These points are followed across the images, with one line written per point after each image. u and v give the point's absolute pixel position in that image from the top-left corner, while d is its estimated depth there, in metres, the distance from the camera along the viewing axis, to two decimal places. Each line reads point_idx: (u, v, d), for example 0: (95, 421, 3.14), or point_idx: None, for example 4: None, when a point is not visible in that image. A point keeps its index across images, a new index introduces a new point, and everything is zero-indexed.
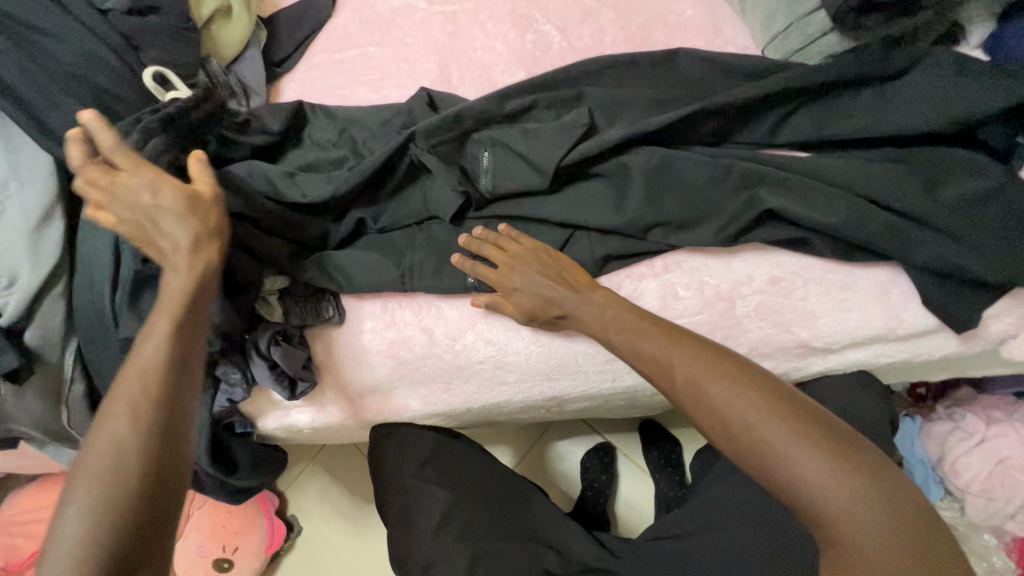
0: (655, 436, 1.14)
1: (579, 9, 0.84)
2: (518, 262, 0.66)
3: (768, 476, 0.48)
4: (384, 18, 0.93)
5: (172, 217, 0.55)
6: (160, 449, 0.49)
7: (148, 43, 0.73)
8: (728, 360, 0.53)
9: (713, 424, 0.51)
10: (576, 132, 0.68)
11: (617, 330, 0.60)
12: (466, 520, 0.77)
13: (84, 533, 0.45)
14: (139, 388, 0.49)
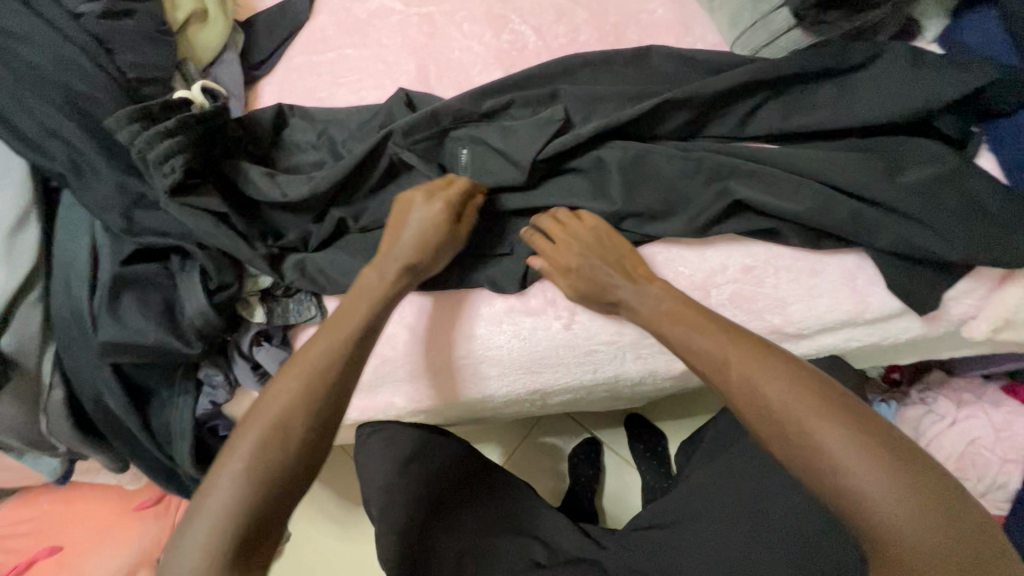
0: (641, 430, 1.16)
1: (554, 9, 0.85)
2: (578, 241, 0.65)
3: (810, 470, 0.47)
4: (362, 20, 0.93)
5: (417, 225, 0.65)
6: (311, 433, 0.52)
7: (122, 45, 0.73)
8: (792, 364, 0.51)
9: (779, 432, 0.49)
10: (552, 127, 0.69)
11: (670, 323, 0.59)
12: (452, 515, 0.78)
13: (231, 500, 0.48)
14: (318, 369, 0.55)
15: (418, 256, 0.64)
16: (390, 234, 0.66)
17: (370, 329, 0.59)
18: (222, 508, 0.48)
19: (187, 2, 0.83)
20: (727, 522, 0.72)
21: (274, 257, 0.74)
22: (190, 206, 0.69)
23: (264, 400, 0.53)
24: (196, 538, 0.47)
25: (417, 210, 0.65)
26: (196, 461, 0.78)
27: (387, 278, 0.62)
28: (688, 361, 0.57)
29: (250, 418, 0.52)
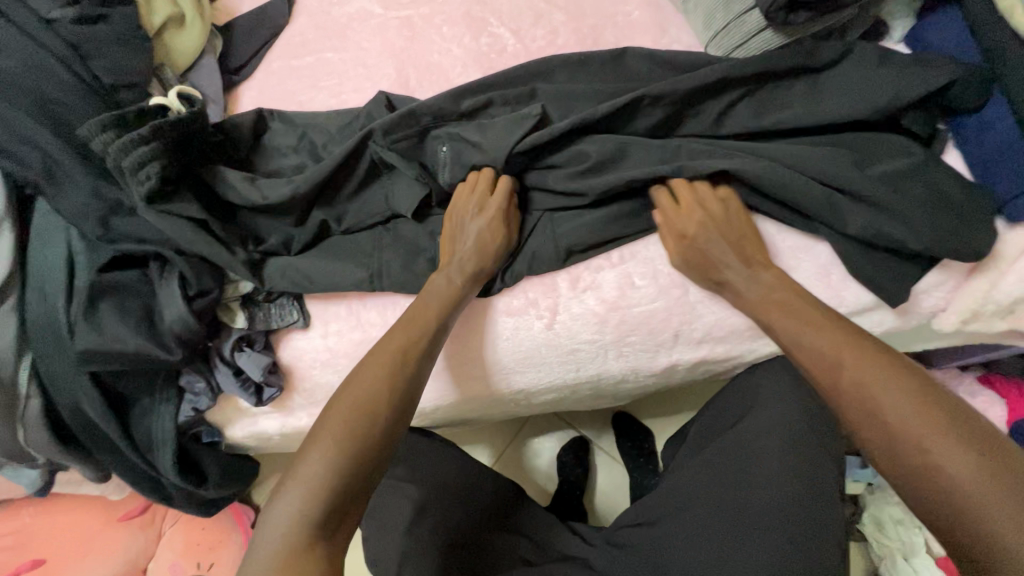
0: (628, 427, 1.16)
1: (532, 12, 0.86)
2: (702, 210, 0.64)
3: (889, 445, 0.51)
4: (341, 24, 0.93)
5: (476, 226, 0.67)
6: (394, 420, 0.58)
7: (96, 51, 0.72)
8: (899, 365, 0.54)
9: (874, 427, 0.52)
10: (527, 124, 0.70)
11: (775, 315, 0.61)
12: (439, 513, 0.77)
13: (323, 474, 0.53)
14: (403, 361, 0.61)
15: (480, 264, 0.66)
16: (449, 235, 0.69)
17: (439, 331, 0.64)
18: (308, 484, 0.52)
19: (163, 6, 0.82)
20: (708, 516, 0.71)
21: (256, 262, 0.74)
22: (168, 212, 0.69)
23: (357, 389, 0.58)
24: (289, 506, 0.51)
25: (474, 217, 0.68)
26: (180, 470, 0.77)
27: (457, 285, 0.66)
28: (792, 354, 0.60)
29: (342, 402, 0.57)
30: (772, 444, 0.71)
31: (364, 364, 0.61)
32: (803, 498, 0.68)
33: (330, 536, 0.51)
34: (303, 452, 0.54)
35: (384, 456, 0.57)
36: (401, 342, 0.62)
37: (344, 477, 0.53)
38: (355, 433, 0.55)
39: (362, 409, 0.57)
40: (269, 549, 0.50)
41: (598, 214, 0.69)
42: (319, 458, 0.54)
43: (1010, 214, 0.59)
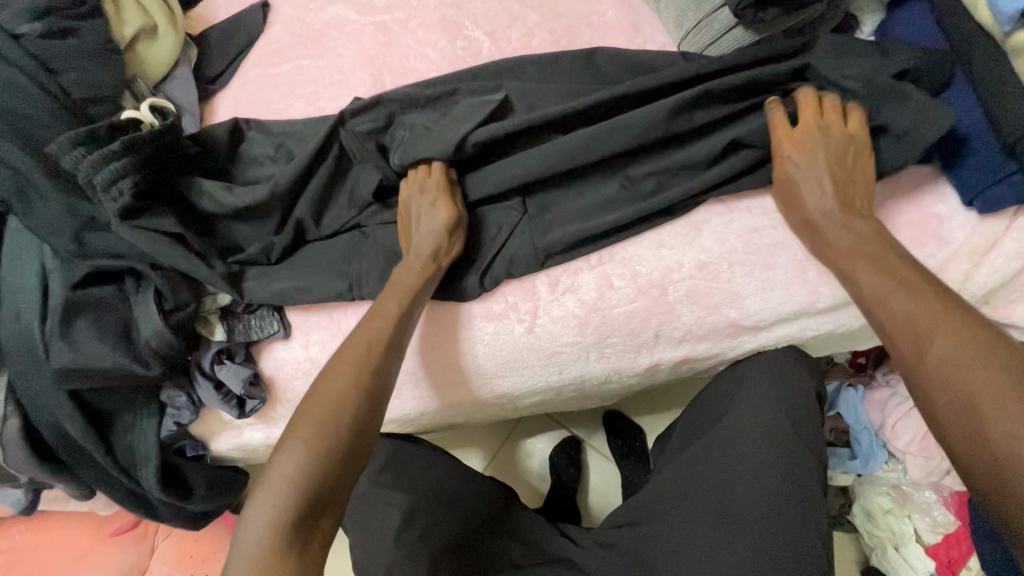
0: (618, 426, 1.16)
1: (506, 14, 0.86)
2: (812, 133, 0.61)
3: (947, 401, 0.46)
4: (316, 30, 0.93)
5: (428, 211, 0.68)
6: (366, 407, 0.58)
7: (65, 65, 0.71)
8: (1004, 348, 0.46)
9: (951, 405, 0.46)
10: (486, 108, 0.71)
11: (863, 270, 0.56)
12: (427, 520, 0.76)
13: (295, 468, 0.52)
14: (368, 348, 0.61)
15: (436, 245, 0.67)
16: (405, 228, 0.71)
17: (403, 321, 0.64)
18: (279, 484, 0.52)
19: (134, 18, 0.81)
20: (693, 516, 0.71)
21: (235, 274, 0.74)
22: (143, 227, 0.68)
23: (329, 382, 0.58)
24: (265, 502, 0.51)
25: (421, 203, 0.69)
26: (164, 485, 0.76)
27: (416, 271, 0.66)
28: (878, 319, 0.55)
29: (310, 400, 0.57)
30: (755, 441, 0.71)
31: (333, 360, 0.61)
32: (785, 493, 0.68)
33: (306, 535, 0.51)
34: (276, 451, 0.54)
35: (355, 451, 0.56)
36: (368, 335, 0.62)
37: (320, 468, 0.53)
38: (324, 429, 0.55)
39: (333, 404, 0.56)
40: (244, 552, 0.50)
41: (580, 209, 0.70)
42: (291, 457, 0.53)
43: (978, 207, 0.59)
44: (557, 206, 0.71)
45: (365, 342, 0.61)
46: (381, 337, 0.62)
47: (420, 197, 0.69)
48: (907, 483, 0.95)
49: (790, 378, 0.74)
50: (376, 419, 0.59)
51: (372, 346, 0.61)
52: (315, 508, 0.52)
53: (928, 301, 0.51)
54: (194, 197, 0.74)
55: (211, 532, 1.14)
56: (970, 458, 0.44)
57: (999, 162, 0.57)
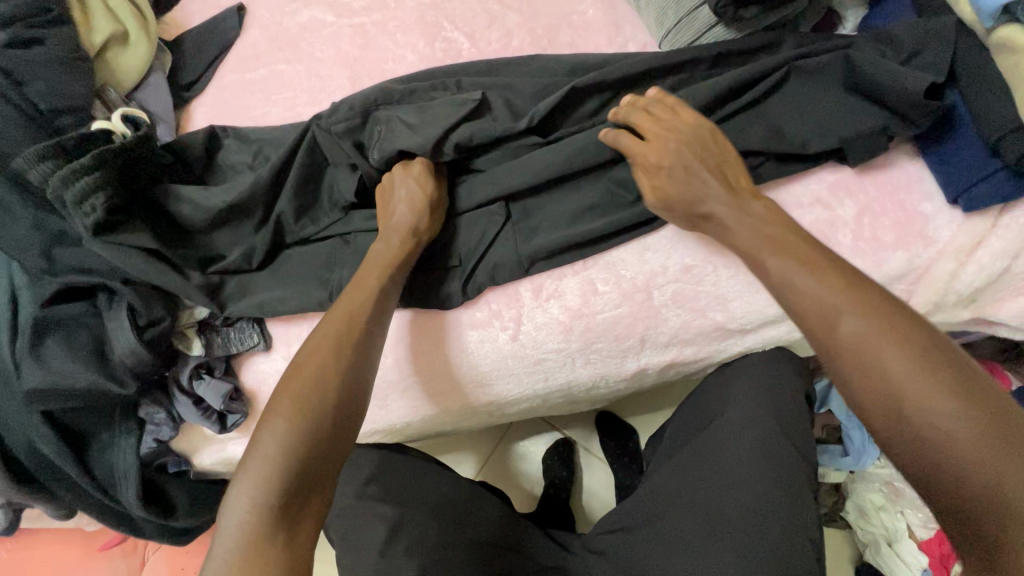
0: (611, 426, 1.15)
1: (486, 14, 0.84)
2: (651, 137, 0.61)
3: (872, 397, 0.43)
4: (293, 34, 0.91)
5: (406, 190, 0.67)
6: (351, 381, 0.56)
7: (31, 76, 0.69)
8: (906, 318, 0.45)
9: (871, 387, 0.43)
10: (464, 108, 0.68)
11: (768, 252, 0.52)
12: (413, 532, 0.75)
13: (281, 445, 0.50)
14: (350, 322, 0.59)
15: (413, 222, 0.65)
16: (382, 207, 0.69)
17: (383, 296, 0.62)
18: (262, 473, 0.49)
19: (104, 25, 0.79)
20: (683, 518, 0.71)
21: (213, 286, 0.72)
22: (116, 242, 0.66)
23: (309, 357, 0.56)
24: (249, 482, 0.49)
25: (399, 183, 0.68)
26: (145, 503, 0.75)
27: (396, 246, 0.65)
28: (781, 300, 0.50)
29: (289, 383, 0.54)
30: (745, 443, 0.70)
31: (311, 342, 0.58)
32: (774, 495, 0.67)
33: (297, 524, 0.48)
34: (254, 438, 0.51)
35: (339, 434, 0.53)
36: (348, 309, 0.60)
37: (307, 444, 0.51)
38: (309, 411, 0.52)
39: (315, 385, 0.54)
40: (225, 549, 0.47)
41: (565, 214, 0.68)
42: (277, 442, 0.50)
43: (963, 206, 0.58)
44: (539, 210, 0.70)
45: (347, 316, 0.60)
46: (361, 310, 0.60)
47: (399, 178, 0.68)
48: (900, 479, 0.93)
49: (776, 380, 0.74)
50: (363, 393, 0.57)
51: (354, 318, 0.59)
52: (303, 485, 0.49)
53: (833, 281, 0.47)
54: (170, 207, 0.72)
55: (201, 545, 1.11)
56: (897, 441, 0.42)
57: (983, 160, 0.57)
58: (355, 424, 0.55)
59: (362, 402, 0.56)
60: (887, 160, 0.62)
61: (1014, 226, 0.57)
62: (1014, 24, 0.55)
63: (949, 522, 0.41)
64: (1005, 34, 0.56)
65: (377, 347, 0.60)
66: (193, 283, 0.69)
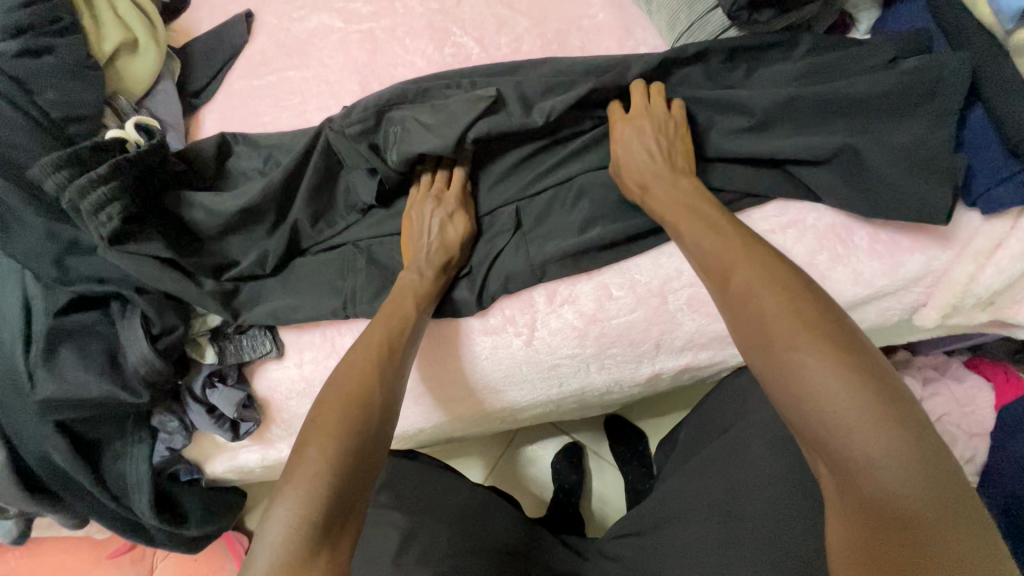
0: (620, 431, 1.15)
1: (495, 19, 0.84)
2: (630, 140, 0.64)
3: (746, 330, 0.47)
4: (301, 40, 0.91)
5: (438, 219, 0.67)
6: (382, 407, 0.56)
7: (43, 85, 0.69)
8: (791, 271, 0.48)
9: (748, 326, 0.47)
10: (480, 105, 0.68)
11: (684, 219, 0.57)
12: (428, 539, 0.75)
13: (319, 471, 0.49)
14: (384, 351, 0.60)
15: (445, 257, 0.67)
16: (410, 235, 0.69)
17: (418, 322, 0.63)
18: (304, 487, 0.48)
19: (113, 32, 0.79)
20: (699, 524, 0.70)
21: (227, 293, 0.72)
22: (132, 252, 0.66)
23: (344, 384, 0.56)
24: (285, 510, 0.47)
25: (432, 210, 0.68)
26: (158, 512, 0.75)
27: (428, 277, 0.66)
28: (695, 260, 0.55)
29: (329, 400, 0.55)
30: (761, 450, 0.70)
31: (347, 361, 0.59)
32: (791, 501, 0.66)
33: (333, 540, 0.48)
34: (297, 453, 0.51)
35: (372, 453, 0.53)
36: (381, 337, 0.60)
37: (344, 471, 0.50)
38: (352, 427, 0.52)
39: (356, 402, 0.54)
40: (265, 562, 0.46)
41: (577, 221, 0.68)
42: (319, 455, 0.50)
43: (981, 207, 0.57)
44: (538, 215, 0.69)
45: (379, 345, 0.60)
46: (392, 341, 0.61)
47: (431, 206, 0.68)
48: None
49: None
50: (391, 419, 0.56)
51: (386, 347, 0.60)
52: (342, 513, 0.49)
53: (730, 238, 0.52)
54: (183, 215, 0.72)
55: (210, 552, 1.10)
56: (764, 373, 0.45)
57: (1003, 161, 0.56)
58: (384, 450, 0.55)
59: (390, 430, 0.56)
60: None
61: None
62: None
63: (813, 451, 0.43)
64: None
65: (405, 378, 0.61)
66: (205, 291, 0.69)
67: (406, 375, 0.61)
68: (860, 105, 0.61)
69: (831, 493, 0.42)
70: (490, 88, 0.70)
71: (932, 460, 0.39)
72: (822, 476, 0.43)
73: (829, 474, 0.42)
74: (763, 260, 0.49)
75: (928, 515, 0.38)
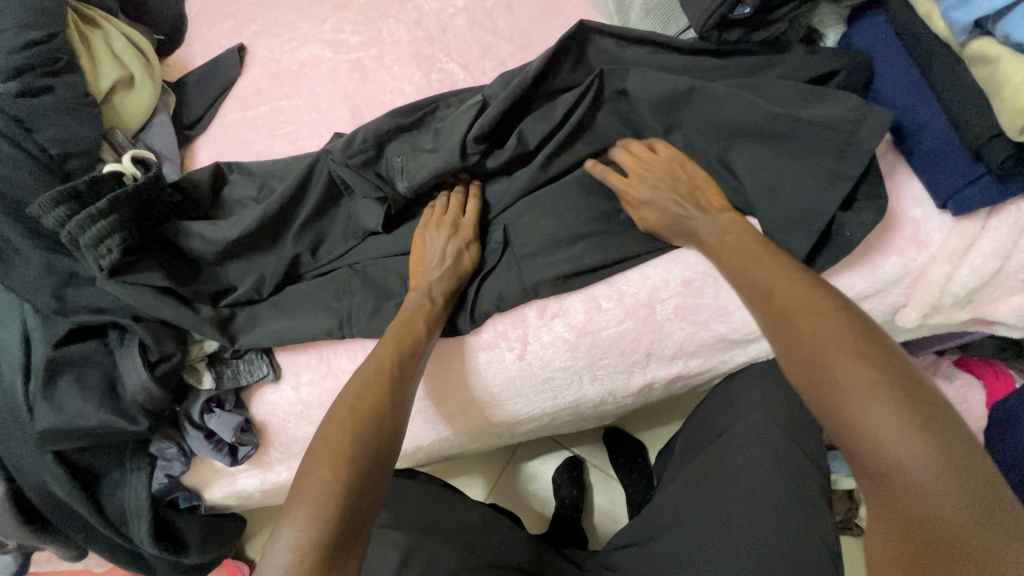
0: (620, 443, 1.15)
1: (479, 45, 0.87)
2: (646, 181, 0.64)
3: (779, 342, 0.51)
4: (292, 71, 0.94)
5: (451, 247, 0.69)
6: (386, 426, 0.57)
7: (42, 123, 0.71)
8: (823, 287, 0.52)
9: (780, 341, 0.51)
10: (470, 113, 0.71)
11: (727, 243, 0.60)
12: (428, 557, 0.75)
13: (328, 491, 0.51)
14: (382, 368, 0.61)
15: (452, 286, 0.68)
16: (416, 257, 0.70)
17: (428, 341, 0.65)
18: (308, 512, 0.49)
19: (110, 70, 0.81)
20: (698, 532, 0.70)
21: (223, 319, 0.73)
22: (129, 282, 0.68)
23: (348, 404, 0.58)
24: (291, 534, 0.49)
25: (446, 238, 0.69)
26: (157, 540, 0.75)
27: (438, 302, 0.67)
28: (728, 277, 0.58)
29: (339, 423, 0.56)
30: (753, 456, 0.70)
31: (359, 378, 0.60)
32: (785, 507, 0.67)
33: (342, 564, 0.49)
34: (303, 477, 0.52)
35: (378, 475, 0.54)
36: (381, 359, 0.61)
37: (348, 492, 0.51)
38: (359, 449, 0.54)
39: (362, 422, 0.56)
40: None
41: (564, 237, 0.69)
42: (332, 476, 0.51)
43: (952, 210, 0.58)
44: (526, 232, 0.71)
45: (382, 365, 0.61)
46: (397, 359, 0.62)
47: (449, 235, 0.69)
48: None
49: (787, 388, 0.74)
50: (395, 438, 0.58)
51: (389, 366, 0.61)
52: (350, 533, 0.50)
53: (761, 255, 0.56)
54: (179, 242, 0.74)
55: None
56: (799, 383, 0.49)
57: (966, 165, 0.57)
58: (388, 471, 0.56)
59: (395, 451, 0.57)
60: (890, 168, 0.63)
61: (1003, 229, 0.58)
62: (988, 37, 0.52)
63: (851, 459, 0.46)
64: (978, 47, 0.52)
65: (410, 398, 0.62)
66: (201, 318, 0.70)
67: (413, 394, 0.62)
68: (835, 106, 0.60)
69: (872, 498, 0.45)
70: (475, 102, 0.72)
71: (964, 462, 0.42)
72: (861, 481, 0.46)
73: (867, 479, 0.45)
74: (798, 278, 0.53)
75: (963, 519, 0.41)
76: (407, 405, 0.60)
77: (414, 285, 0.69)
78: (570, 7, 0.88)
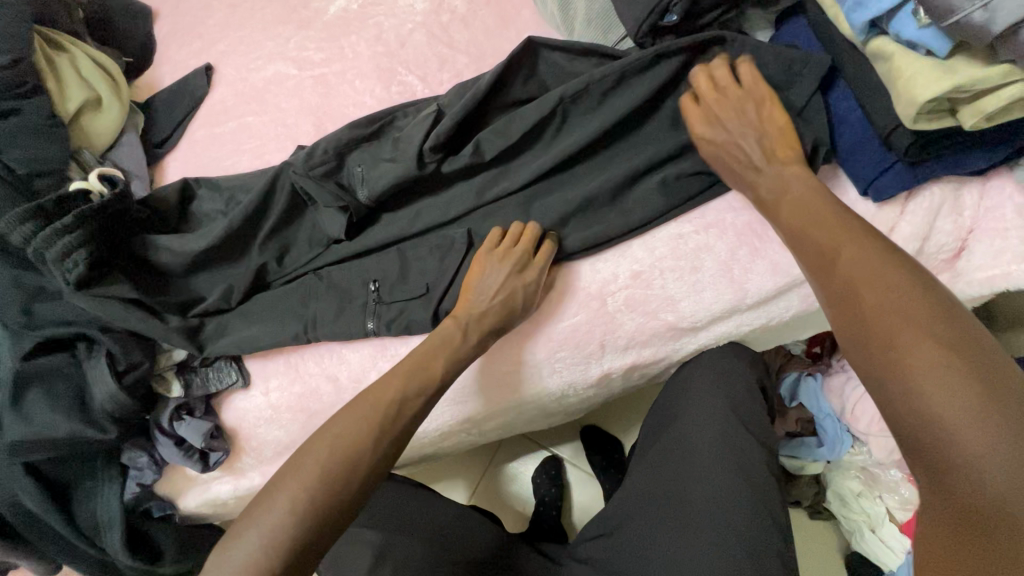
0: (598, 440, 1.17)
1: (436, 58, 0.91)
2: (709, 113, 0.66)
3: (845, 310, 0.51)
4: (258, 88, 0.97)
5: (502, 287, 0.68)
6: (366, 465, 0.58)
7: (9, 144, 0.73)
8: (908, 271, 0.50)
9: (847, 321, 0.51)
10: (426, 123, 0.74)
11: (785, 210, 0.60)
12: (400, 555, 0.77)
13: (283, 517, 0.53)
14: (383, 407, 0.61)
15: (496, 322, 0.68)
16: (467, 282, 0.70)
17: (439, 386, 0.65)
18: (268, 534, 0.53)
19: (78, 92, 0.84)
20: (665, 521, 0.72)
21: (192, 328, 0.75)
22: (97, 295, 0.70)
23: (336, 432, 0.59)
24: (243, 553, 0.52)
25: (498, 276, 0.68)
26: (133, 552, 0.75)
27: (471, 343, 0.67)
28: (794, 249, 0.58)
29: (316, 452, 0.57)
30: (708, 440, 0.74)
31: (356, 410, 0.61)
32: (740, 487, 0.70)
33: None
34: (270, 497, 0.55)
35: (346, 510, 0.56)
36: (385, 397, 0.62)
37: (307, 524, 0.54)
38: (329, 481, 0.56)
39: (344, 458, 0.57)
40: None
41: None
42: (294, 507, 0.54)
43: (873, 196, 0.63)
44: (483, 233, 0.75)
45: (381, 400, 0.62)
46: (399, 399, 0.62)
47: (507, 277, 0.68)
48: (873, 463, 0.95)
49: (737, 373, 0.77)
50: (375, 475, 0.59)
51: (387, 404, 0.62)
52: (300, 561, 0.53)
53: (838, 231, 0.55)
54: (148, 256, 0.76)
55: None
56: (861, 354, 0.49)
57: (881, 154, 0.61)
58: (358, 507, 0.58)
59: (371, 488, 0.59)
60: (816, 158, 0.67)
61: (919, 212, 0.63)
62: (883, 36, 0.56)
63: (907, 443, 0.45)
64: (875, 46, 0.56)
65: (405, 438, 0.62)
66: (168, 327, 0.72)
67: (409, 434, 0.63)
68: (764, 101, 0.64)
69: (924, 481, 0.44)
70: (429, 112, 0.75)
71: None
72: (913, 466, 0.45)
73: (920, 464, 0.44)
74: (883, 256, 0.52)
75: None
76: (398, 445, 0.61)
77: (454, 311, 0.69)
78: (523, 18, 0.92)
